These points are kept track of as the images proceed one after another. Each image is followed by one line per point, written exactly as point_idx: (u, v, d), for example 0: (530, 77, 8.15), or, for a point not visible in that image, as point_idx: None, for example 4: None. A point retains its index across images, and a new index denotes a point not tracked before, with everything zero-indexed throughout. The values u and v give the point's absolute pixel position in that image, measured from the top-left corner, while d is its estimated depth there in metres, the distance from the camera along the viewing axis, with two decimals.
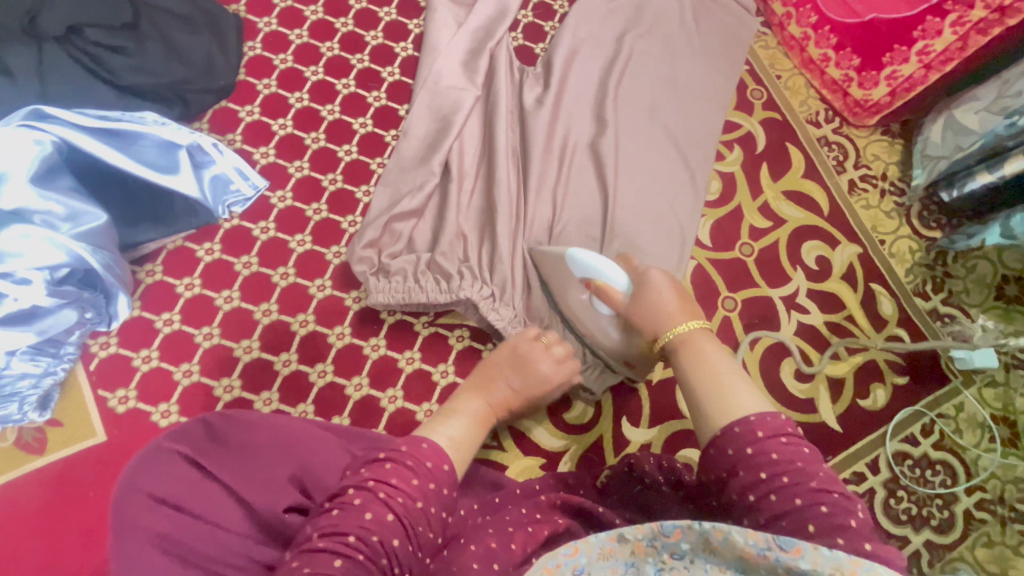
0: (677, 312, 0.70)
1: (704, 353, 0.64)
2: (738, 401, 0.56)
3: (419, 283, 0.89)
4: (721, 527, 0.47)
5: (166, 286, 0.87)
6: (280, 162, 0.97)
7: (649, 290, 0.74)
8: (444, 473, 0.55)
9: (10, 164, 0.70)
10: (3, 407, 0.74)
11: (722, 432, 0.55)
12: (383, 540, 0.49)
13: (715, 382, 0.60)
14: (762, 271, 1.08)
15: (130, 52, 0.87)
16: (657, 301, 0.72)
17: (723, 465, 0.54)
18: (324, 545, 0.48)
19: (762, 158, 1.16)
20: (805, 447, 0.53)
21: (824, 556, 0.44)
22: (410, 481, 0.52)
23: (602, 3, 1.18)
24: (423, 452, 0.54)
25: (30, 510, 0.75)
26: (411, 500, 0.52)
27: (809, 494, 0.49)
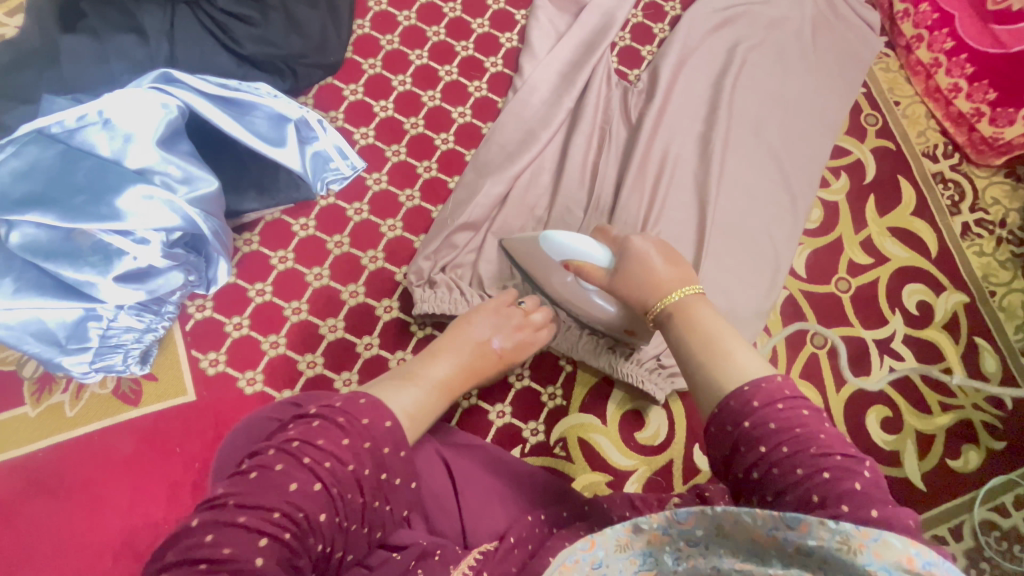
0: (666, 277, 0.69)
1: (698, 320, 0.62)
2: (735, 367, 0.55)
3: (466, 296, 0.87)
4: (730, 510, 0.46)
5: (262, 257, 0.88)
6: (379, 144, 0.97)
7: (630, 261, 0.73)
8: (389, 434, 0.56)
9: (137, 126, 0.72)
10: (109, 357, 0.77)
11: (719, 409, 0.53)
12: (310, 514, 0.48)
13: (711, 349, 0.58)
14: (856, 310, 1.02)
15: (254, 22, 0.88)
16: (641, 269, 0.71)
17: (726, 442, 0.51)
18: (243, 521, 0.45)
19: (870, 190, 1.09)
20: (805, 409, 0.51)
21: (832, 531, 0.41)
22: (341, 441, 0.53)
23: (714, 14, 1.12)
24: (360, 408, 0.56)
25: (121, 456, 0.78)
26: (341, 464, 0.52)
27: (812, 462, 0.47)
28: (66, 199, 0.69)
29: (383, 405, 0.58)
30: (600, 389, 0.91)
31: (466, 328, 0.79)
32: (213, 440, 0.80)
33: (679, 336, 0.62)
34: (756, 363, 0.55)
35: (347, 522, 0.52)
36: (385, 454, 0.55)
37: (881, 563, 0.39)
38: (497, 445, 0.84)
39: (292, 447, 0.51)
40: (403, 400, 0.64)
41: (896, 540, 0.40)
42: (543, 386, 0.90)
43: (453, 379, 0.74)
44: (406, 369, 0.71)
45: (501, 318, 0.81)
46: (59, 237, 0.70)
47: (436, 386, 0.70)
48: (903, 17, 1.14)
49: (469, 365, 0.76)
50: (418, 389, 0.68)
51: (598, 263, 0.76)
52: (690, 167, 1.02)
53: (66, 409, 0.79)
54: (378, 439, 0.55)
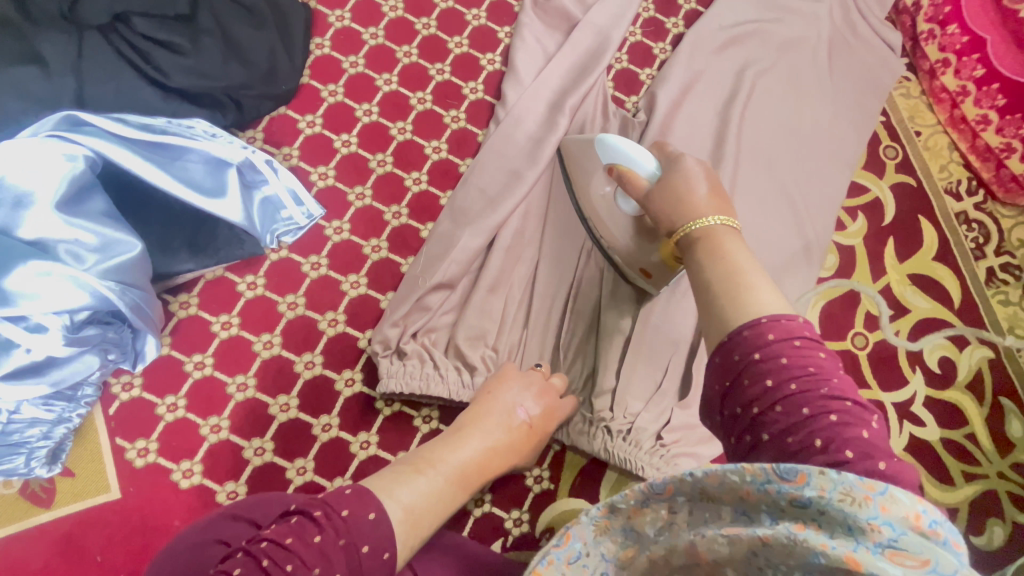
0: (704, 203, 0.56)
1: (726, 247, 0.52)
2: (756, 298, 0.46)
3: (438, 372, 0.76)
4: (714, 472, 0.36)
5: (201, 323, 0.76)
6: (340, 186, 0.84)
7: (676, 177, 0.60)
8: (370, 530, 0.50)
9: (37, 184, 0.60)
10: (9, 459, 0.64)
11: (728, 337, 0.45)
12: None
13: (732, 278, 0.48)
14: (874, 369, 0.92)
15: (184, 50, 0.74)
16: (682, 186, 0.59)
17: (728, 373, 0.44)
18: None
19: (889, 232, 0.99)
20: (823, 353, 0.43)
21: (833, 481, 0.33)
22: (311, 541, 0.47)
23: (720, 32, 1.01)
24: (343, 498, 0.51)
25: (29, 570, 0.66)
26: (305, 569, 0.45)
27: (820, 403, 0.40)
28: None
29: (371, 494, 0.52)
30: (592, 470, 0.80)
31: (496, 396, 0.72)
32: (139, 548, 0.68)
33: (698, 259, 0.52)
34: (778, 300, 0.46)
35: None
36: (363, 555, 0.49)
37: (886, 517, 0.32)
38: (475, 542, 0.73)
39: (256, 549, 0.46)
40: (410, 492, 0.57)
41: (902, 495, 0.33)
42: (528, 468, 0.79)
43: (477, 458, 0.67)
44: (425, 449, 0.65)
45: (528, 390, 0.73)
46: None
47: (448, 475, 0.63)
48: (928, 38, 1.04)
49: (497, 443, 0.69)
50: (431, 479, 0.61)
51: (641, 174, 0.64)
52: None
53: None
54: (354, 536, 0.49)
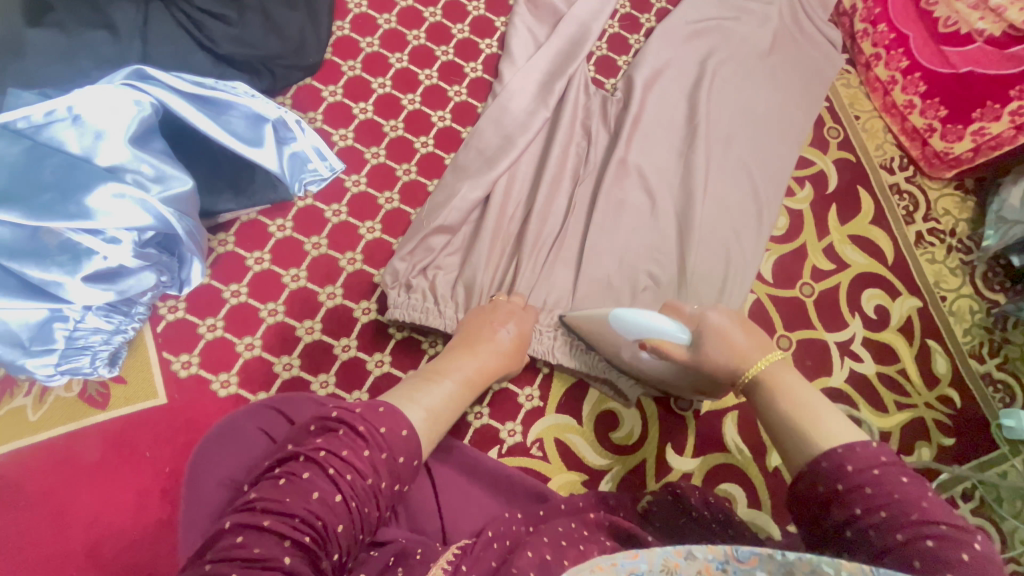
0: (746, 346, 0.70)
1: (785, 386, 0.63)
2: (827, 431, 0.55)
3: (438, 305, 0.88)
4: (807, 559, 0.43)
5: (237, 258, 0.87)
6: (358, 146, 0.97)
7: (707, 334, 0.73)
8: (405, 444, 0.56)
9: (109, 122, 0.71)
10: (76, 359, 0.75)
11: (809, 468, 0.54)
12: (326, 525, 0.48)
13: (798, 417, 0.58)
14: (819, 314, 1.06)
15: (232, 21, 0.87)
16: (719, 338, 0.72)
17: (816, 501, 0.52)
18: (269, 525, 0.46)
19: (832, 200, 1.14)
20: (905, 476, 0.49)
21: None
22: (361, 453, 0.53)
23: (686, 27, 1.16)
24: (379, 417, 0.56)
25: (87, 461, 0.76)
26: (360, 476, 0.52)
27: (912, 528, 0.46)
28: (33, 197, 0.67)
29: (400, 412, 0.58)
30: (576, 391, 0.93)
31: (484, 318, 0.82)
32: (184, 444, 0.79)
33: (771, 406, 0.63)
34: (847, 429, 0.55)
35: (360, 534, 0.52)
36: (400, 462, 0.55)
37: None
38: (474, 446, 0.85)
39: (316, 457, 0.51)
40: (433, 396, 0.65)
41: None
42: (520, 388, 0.91)
43: (483, 365, 0.76)
44: (435, 369, 0.72)
45: (510, 312, 0.84)
46: (24, 235, 0.67)
47: (456, 382, 0.70)
48: (863, 36, 1.21)
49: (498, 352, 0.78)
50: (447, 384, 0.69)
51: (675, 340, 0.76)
52: (665, 176, 1.06)
53: (28, 412, 0.77)
54: (394, 448, 0.55)
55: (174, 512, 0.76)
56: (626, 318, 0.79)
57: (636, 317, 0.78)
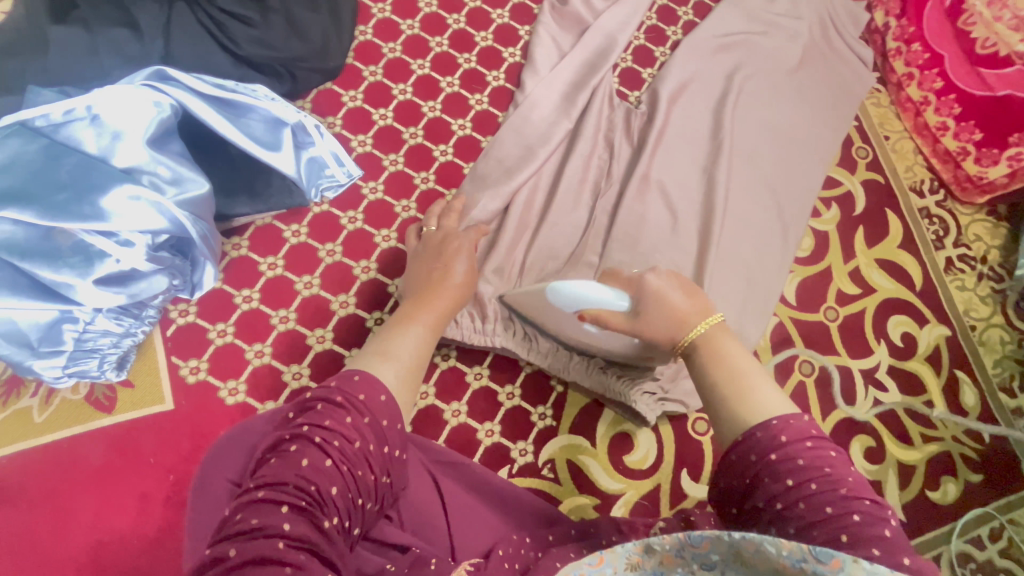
0: (688, 310, 0.63)
1: (727, 352, 0.59)
2: (761, 403, 0.53)
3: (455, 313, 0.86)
4: (750, 539, 0.43)
5: (250, 262, 0.86)
6: (376, 153, 0.95)
7: (648, 299, 0.67)
8: (386, 407, 0.53)
9: (126, 123, 0.70)
10: (84, 362, 0.73)
11: (744, 438, 0.51)
12: (320, 489, 0.46)
13: (737, 382, 0.56)
14: (844, 340, 1.03)
15: (255, 23, 0.87)
16: (659, 306, 0.65)
17: (747, 471, 0.50)
18: (263, 496, 0.45)
19: (860, 222, 1.11)
20: (832, 451, 0.50)
21: (866, 570, 0.39)
22: (343, 419, 0.50)
23: (712, 39, 1.14)
24: (354, 385, 0.53)
25: (89, 466, 0.75)
26: (347, 442, 0.49)
27: (840, 502, 0.46)
28: (47, 196, 0.66)
29: (377, 379, 0.55)
30: (590, 410, 0.90)
31: (443, 261, 0.77)
32: (189, 451, 0.77)
33: (703, 366, 0.59)
34: (780, 400, 0.54)
35: (360, 497, 0.50)
36: (385, 426, 0.53)
37: None
38: (484, 465, 0.82)
39: (299, 431, 0.49)
40: (405, 344, 0.62)
41: None
42: (533, 406, 0.89)
43: (450, 309, 0.73)
44: (399, 313, 0.69)
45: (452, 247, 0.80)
46: (37, 235, 0.67)
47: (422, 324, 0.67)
48: (895, 54, 1.18)
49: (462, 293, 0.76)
50: (419, 328, 0.66)
51: (613, 308, 0.72)
52: (687, 192, 1.03)
53: (34, 414, 0.76)
54: (378, 412, 0.53)
55: (176, 522, 0.74)
56: (566, 292, 0.76)
57: (573, 290, 0.74)
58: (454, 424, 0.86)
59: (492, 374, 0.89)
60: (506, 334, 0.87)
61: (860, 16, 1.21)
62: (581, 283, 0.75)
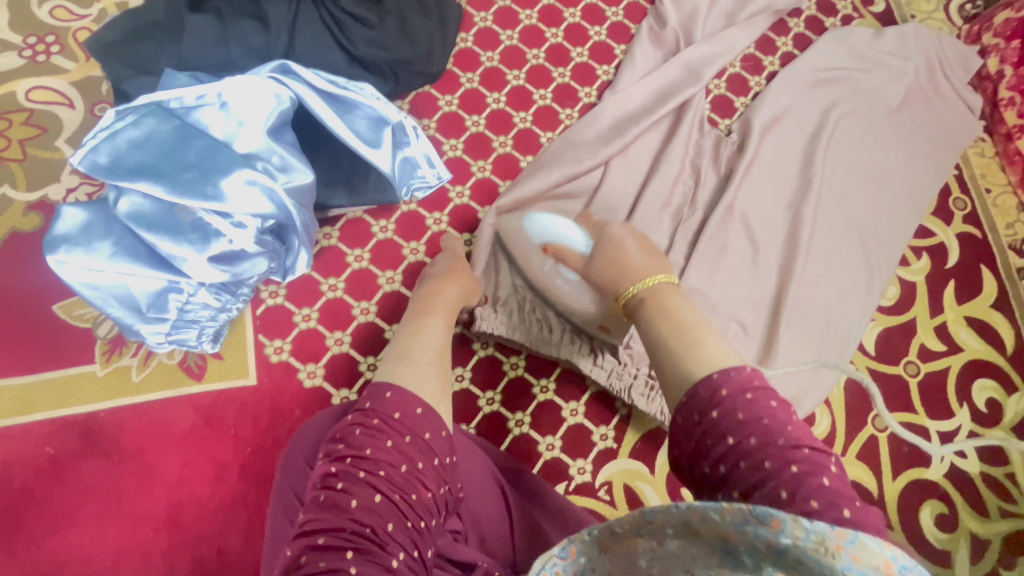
0: (642, 266, 0.70)
1: (675, 307, 0.63)
2: (705, 357, 0.54)
3: (523, 324, 0.88)
4: (696, 505, 0.39)
5: (339, 253, 0.89)
6: (466, 158, 0.97)
7: (607, 243, 0.76)
8: (425, 420, 0.54)
9: (250, 113, 0.75)
10: (184, 332, 0.78)
11: (687, 399, 0.52)
12: (376, 526, 0.47)
13: (683, 337, 0.58)
14: (923, 397, 0.98)
15: (372, 25, 0.90)
16: (617, 253, 0.73)
17: (694, 434, 0.51)
18: (324, 541, 0.45)
19: (951, 276, 1.06)
20: (772, 401, 0.50)
21: (806, 529, 0.37)
22: (385, 445, 0.51)
23: (810, 73, 1.11)
24: (388, 403, 0.54)
25: (176, 429, 0.79)
26: (393, 468, 0.50)
27: (779, 455, 0.45)
28: (176, 174, 0.70)
29: (410, 392, 0.55)
30: (651, 437, 0.88)
31: (449, 264, 0.81)
32: (267, 426, 0.80)
33: (651, 319, 0.62)
34: (723, 353, 0.55)
35: (419, 521, 0.50)
36: (428, 440, 0.54)
37: (859, 569, 0.35)
38: (544, 479, 0.82)
39: (344, 467, 0.50)
40: (426, 346, 0.63)
41: (871, 542, 0.36)
42: (596, 425, 0.88)
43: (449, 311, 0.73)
44: (414, 310, 0.71)
45: (452, 262, 0.82)
46: (163, 210, 0.71)
47: (442, 320, 0.70)
48: (1007, 104, 1.12)
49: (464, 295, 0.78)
50: (438, 325, 0.69)
51: (576, 248, 0.80)
52: (770, 227, 1.01)
53: (133, 373, 0.80)
54: (416, 429, 0.53)
55: (250, 493, 0.78)
56: (538, 223, 0.85)
57: (546, 222, 0.83)
58: (516, 433, 0.86)
59: (558, 389, 0.89)
60: (568, 348, 0.87)
61: (972, 62, 1.15)
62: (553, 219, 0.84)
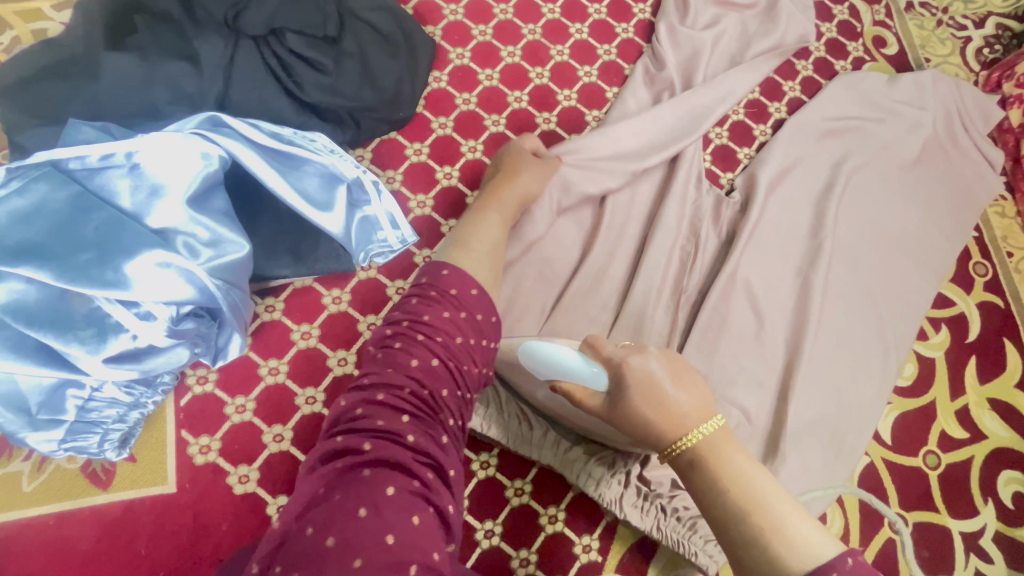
0: (684, 410, 0.50)
1: (735, 468, 0.47)
2: (799, 549, 0.42)
3: (509, 432, 0.77)
4: None
5: (283, 329, 0.76)
6: (435, 216, 0.84)
7: (623, 384, 0.53)
8: (478, 301, 0.53)
9: (170, 177, 0.62)
10: (83, 437, 0.64)
11: None
12: (432, 389, 0.47)
13: (761, 523, 0.44)
14: (944, 492, 0.88)
15: (326, 69, 0.78)
16: (645, 395, 0.51)
17: None
18: (383, 398, 0.45)
19: (972, 351, 0.96)
20: None
21: None
22: (442, 316, 0.50)
23: (819, 122, 1.02)
24: (444, 279, 0.53)
25: (72, 551, 0.65)
26: (450, 338, 0.49)
27: None
28: (68, 256, 0.58)
29: (465, 274, 0.54)
30: (642, 547, 0.77)
31: (506, 168, 0.80)
32: (185, 546, 0.67)
33: (712, 497, 0.47)
34: (816, 535, 0.43)
35: (467, 393, 0.50)
36: (480, 321, 0.52)
37: None
38: None
39: (401, 330, 0.49)
40: (482, 237, 0.64)
41: None
42: (578, 535, 0.76)
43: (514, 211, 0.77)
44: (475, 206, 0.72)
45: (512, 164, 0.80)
46: (51, 297, 0.59)
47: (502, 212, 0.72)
48: None
49: (528, 193, 0.79)
50: (495, 220, 0.69)
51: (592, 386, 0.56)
52: (777, 298, 0.90)
53: (23, 482, 0.67)
54: (471, 307, 0.52)
55: None
56: (536, 355, 0.58)
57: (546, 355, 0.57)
58: (485, 546, 0.73)
59: (535, 491, 0.77)
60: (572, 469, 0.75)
61: (992, 112, 1.06)
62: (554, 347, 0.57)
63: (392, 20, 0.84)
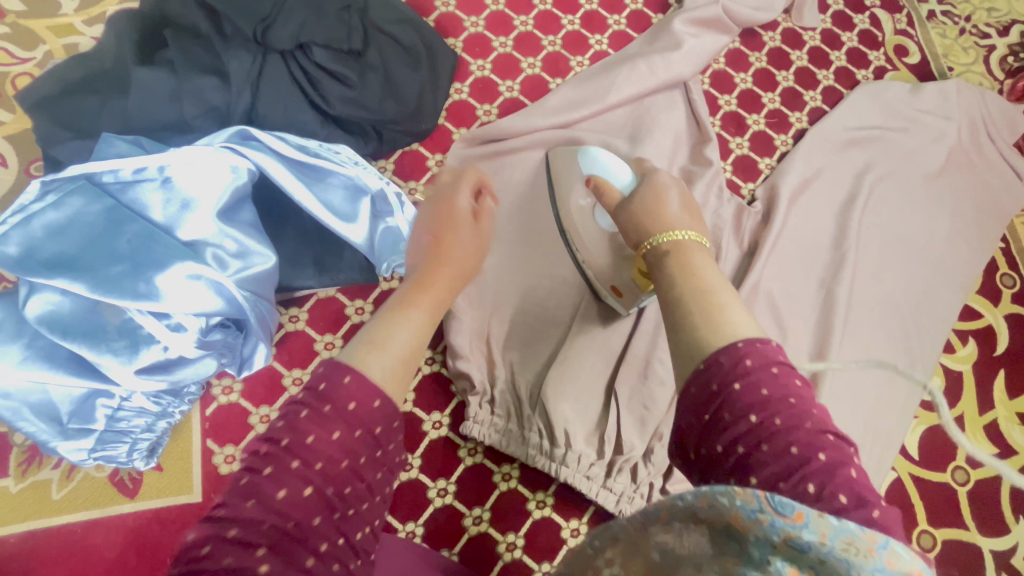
0: (677, 219, 0.59)
1: (697, 263, 0.52)
2: (731, 325, 0.44)
3: (522, 432, 0.76)
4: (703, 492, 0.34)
5: (306, 338, 0.76)
6: None
7: (648, 189, 0.65)
8: (382, 415, 0.40)
9: (200, 191, 0.64)
10: (112, 447, 0.65)
11: (704, 364, 0.42)
12: (303, 522, 0.34)
13: (707, 297, 0.47)
14: (974, 509, 0.86)
15: (351, 82, 0.79)
16: (653, 201, 0.62)
17: (708, 406, 0.41)
18: (233, 536, 0.32)
19: (1001, 364, 0.94)
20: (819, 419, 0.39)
21: (833, 527, 0.30)
22: (331, 434, 0.37)
23: (840, 131, 1.01)
24: (343, 390, 0.39)
25: (98, 560, 0.66)
26: (335, 460, 0.37)
27: (807, 440, 0.36)
28: (102, 268, 0.60)
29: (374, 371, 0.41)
30: None
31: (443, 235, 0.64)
32: None
33: (670, 270, 0.52)
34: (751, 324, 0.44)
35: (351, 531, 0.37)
36: (380, 437, 0.39)
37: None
38: None
39: (272, 448, 0.36)
40: (404, 336, 0.47)
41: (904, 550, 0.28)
42: None
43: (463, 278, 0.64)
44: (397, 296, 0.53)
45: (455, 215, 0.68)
46: (83, 309, 0.60)
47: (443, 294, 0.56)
48: None
49: (475, 252, 0.66)
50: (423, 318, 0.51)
51: (618, 185, 0.72)
52: (800, 308, 0.89)
53: (52, 489, 0.68)
54: (369, 423, 0.39)
55: None
56: (591, 155, 0.77)
57: (598, 155, 0.76)
58: (507, 559, 0.73)
59: (557, 504, 0.76)
60: (572, 470, 0.74)
61: (1018, 122, 1.05)
62: (607, 156, 0.75)
63: (415, 33, 0.85)
